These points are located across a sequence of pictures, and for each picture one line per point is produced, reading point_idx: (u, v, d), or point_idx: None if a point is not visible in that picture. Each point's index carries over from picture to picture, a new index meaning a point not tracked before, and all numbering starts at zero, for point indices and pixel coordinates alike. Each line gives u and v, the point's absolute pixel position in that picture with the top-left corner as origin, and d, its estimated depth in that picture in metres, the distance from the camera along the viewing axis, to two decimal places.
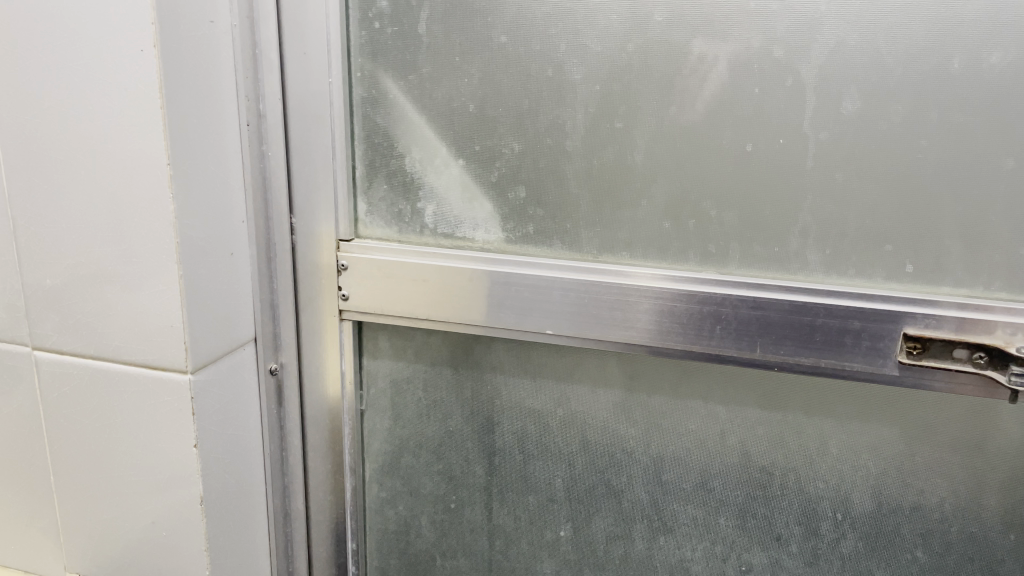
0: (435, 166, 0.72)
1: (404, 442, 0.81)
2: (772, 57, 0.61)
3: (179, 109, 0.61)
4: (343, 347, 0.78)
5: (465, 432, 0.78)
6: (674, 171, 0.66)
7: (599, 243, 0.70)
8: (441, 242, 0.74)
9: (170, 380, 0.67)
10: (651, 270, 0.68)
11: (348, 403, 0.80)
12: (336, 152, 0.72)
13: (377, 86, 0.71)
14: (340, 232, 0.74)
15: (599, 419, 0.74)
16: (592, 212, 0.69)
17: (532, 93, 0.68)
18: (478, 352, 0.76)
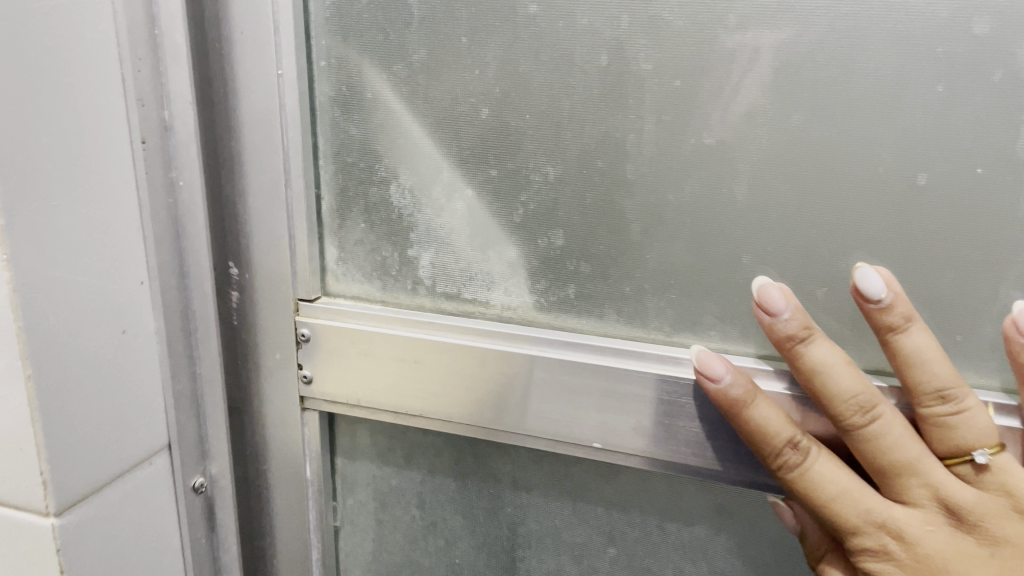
0: (433, 197, 0.49)
1: (392, 573, 0.59)
2: (968, 35, 0.38)
3: (26, 121, 0.38)
4: (308, 443, 0.55)
5: (477, 566, 0.56)
6: (794, 216, 0.43)
7: (674, 317, 0.46)
8: (442, 305, 0.51)
9: (24, 526, 0.43)
10: (753, 364, 0.45)
11: (314, 517, 0.57)
12: (289, 175, 0.50)
13: (350, 82, 0.49)
14: (296, 291, 0.52)
15: (669, 569, 0.51)
16: (665, 271, 0.46)
17: (576, 91, 0.45)
18: (493, 462, 0.53)
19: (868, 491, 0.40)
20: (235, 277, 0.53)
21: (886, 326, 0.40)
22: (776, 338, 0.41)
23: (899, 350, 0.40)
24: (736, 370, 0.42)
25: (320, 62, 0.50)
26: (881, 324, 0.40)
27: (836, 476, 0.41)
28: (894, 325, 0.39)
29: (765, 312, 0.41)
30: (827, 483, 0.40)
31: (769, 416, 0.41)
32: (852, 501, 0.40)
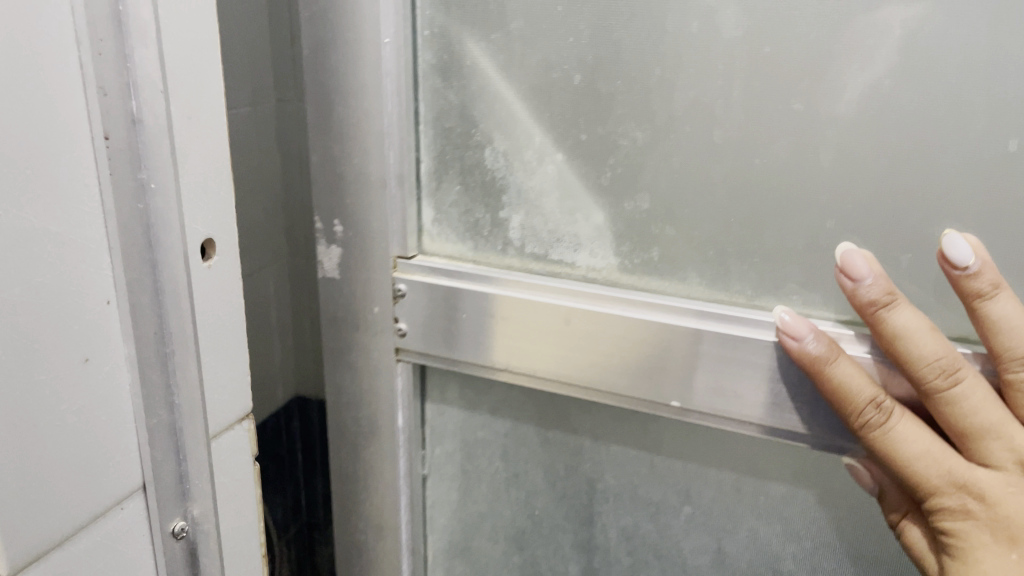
0: (525, 160, 0.52)
1: (474, 523, 0.62)
2: None
3: None
4: (404, 393, 0.59)
5: (555, 517, 0.58)
6: (882, 181, 0.43)
7: (756, 280, 0.47)
8: (530, 265, 0.54)
9: None
10: (833, 328, 0.45)
11: (405, 463, 0.60)
12: (394, 136, 0.53)
13: (452, 49, 0.52)
14: (395, 248, 0.55)
15: (743, 530, 0.52)
16: (749, 235, 0.47)
17: (665, 58, 0.46)
18: (574, 417, 0.55)
19: (948, 453, 0.41)
20: (338, 235, 0.57)
21: (974, 292, 0.40)
22: (859, 302, 0.41)
23: (985, 317, 0.40)
24: (818, 331, 0.43)
25: (423, 30, 0.52)
26: (969, 290, 0.40)
27: (917, 437, 0.41)
28: (981, 292, 0.39)
29: (848, 277, 0.41)
30: (909, 444, 0.41)
31: (850, 376, 0.42)
32: (933, 461, 0.40)
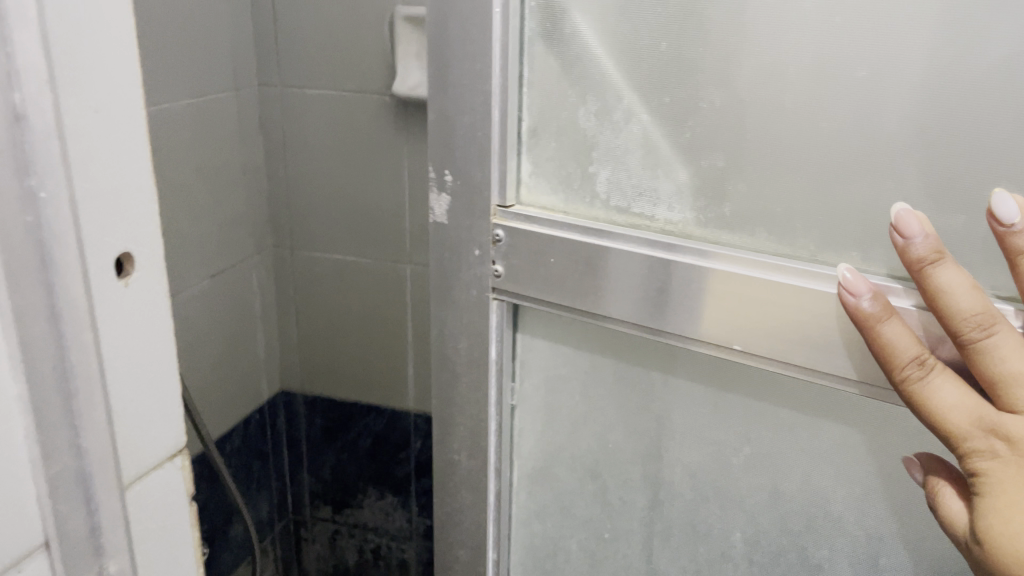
0: (613, 121, 0.57)
1: (554, 451, 0.69)
2: None
3: None
4: (496, 329, 0.65)
5: (627, 451, 0.64)
6: (940, 144, 0.45)
7: (819, 236, 0.51)
8: (614, 217, 0.59)
9: None
10: (884, 282, 0.48)
11: (494, 393, 0.67)
12: (501, 95, 0.59)
13: (556, 17, 0.58)
14: (496, 197, 0.62)
15: (795, 470, 0.56)
16: (813, 192, 0.50)
17: (743, 26, 0.50)
18: (646, 357, 0.61)
19: (981, 403, 0.43)
20: (447, 183, 0.64)
21: (1015, 249, 0.42)
22: (907, 260, 0.44)
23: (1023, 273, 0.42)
24: (875, 290, 0.46)
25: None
26: (1009, 248, 0.42)
27: (951, 388, 0.44)
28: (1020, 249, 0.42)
29: (899, 235, 0.45)
30: (942, 395, 0.44)
31: (891, 331, 0.45)
32: (964, 410, 0.44)
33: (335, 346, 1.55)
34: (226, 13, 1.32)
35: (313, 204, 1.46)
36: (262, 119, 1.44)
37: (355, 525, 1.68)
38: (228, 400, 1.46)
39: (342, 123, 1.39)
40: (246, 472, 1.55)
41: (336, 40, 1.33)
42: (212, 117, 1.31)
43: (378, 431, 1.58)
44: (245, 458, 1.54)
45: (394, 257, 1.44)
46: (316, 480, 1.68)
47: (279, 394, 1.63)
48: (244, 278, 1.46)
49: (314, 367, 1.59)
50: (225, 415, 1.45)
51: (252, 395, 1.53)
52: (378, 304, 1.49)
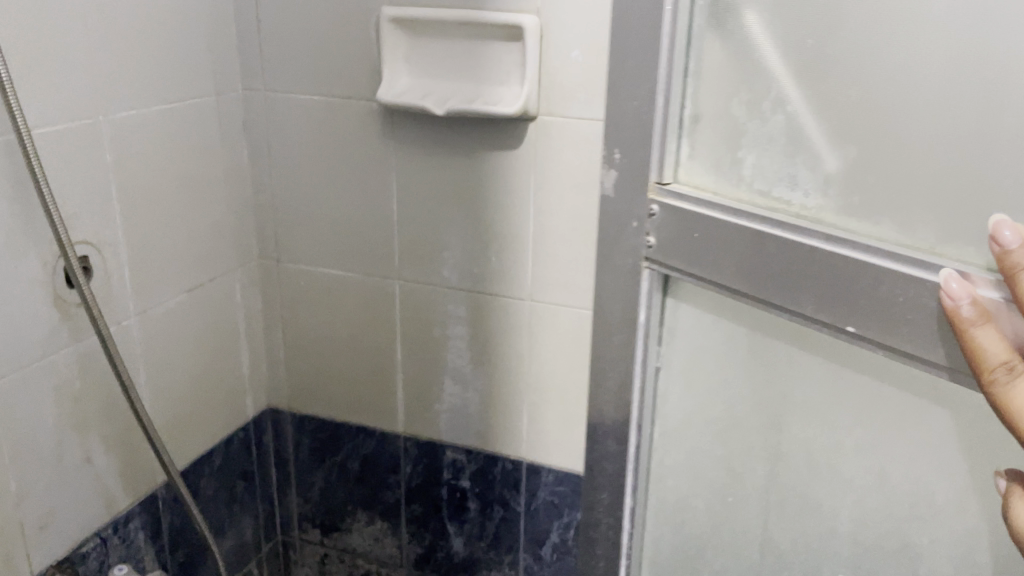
0: (763, 112, 0.63)
1: (688, 414, 0.77)
2: None
3: None
4: (646, 295, 0.73)
5: (752, 421, 0.72)
6: None
7: (939, 230, 0.53)
8: (756, 198, 0.65)
9: None
10: (983, 274, 0.50)
11: (639, 353, 0.75)
12: (666, 85, 0.66)
13: (726, 13, 0.64)
14: (654, 176, 0.69)
15: (904, 457, 0.60)
16: (936, 187, 0.53)
17: (884, 28, 0.55)
18: (777, 334, 0.66)
19: None
20: (615, 160, 0.71)
21: None
22: (1003, 266, 0.48)
23: None
24: (974, 296, 0.49)
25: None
26: None
27: None
28: None
29: (997, 243, 0.48)
30: None
31: (984, 339, 0.48)
32: None
33: (307, 353, 1.36)
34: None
35: (299, 213, 1.25)
36: (246, 128, 1.22)
37: (345, 550, 1.48)
38: (208, 409, 1.28)
39: (332, 136, 1.17)
40: (227, 497, 1.36)
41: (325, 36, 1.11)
42: (201, 109, 1.13)
43: (368, 453, 1.39)
44: (222, 483, 1.34)
45: (381, 271, 1.23)
46: (304, 501, 1.47)
47: (268, 411, 1.43)
48: (227, 290, 1.27)
49: (298, 384, 1.39)
50: (218, 427, 1.31)
51: (227, 406, 1.32)
52: (367, 326, 1.29)
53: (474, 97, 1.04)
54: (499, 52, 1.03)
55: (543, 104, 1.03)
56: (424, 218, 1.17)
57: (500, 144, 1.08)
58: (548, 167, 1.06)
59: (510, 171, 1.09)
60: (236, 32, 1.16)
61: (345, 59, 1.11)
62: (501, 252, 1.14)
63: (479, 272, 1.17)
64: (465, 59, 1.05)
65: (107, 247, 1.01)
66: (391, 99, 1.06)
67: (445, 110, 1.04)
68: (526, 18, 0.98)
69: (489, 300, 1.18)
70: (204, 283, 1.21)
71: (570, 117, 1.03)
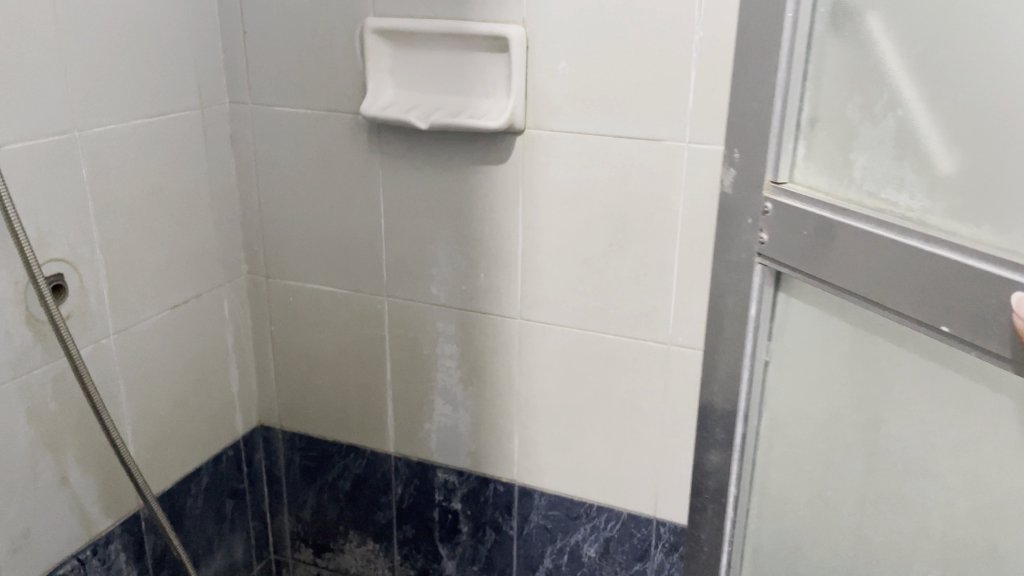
0: (875, 115, 0.64)
1: (794, 410, 0.78)
2: None
3: None
4: (757, 288, 0.76)
5: (850, 418, 0.72)
6: None
7: None
8: (865, 199, 0.65)
9: None
10: None
11: (750, 344, 0.78)
12: (784, 88, 0.69)
13: (848, 16, 0.64)
14: (770, 175, 0.72)
15: (996, 460, 0.59)
16: None
17: (984, 30, 0.54)
18: (880, 331, 0.67)
19: None
20: (735, 159, 0.76)
21: None
22: None
23: None
24: None
25: (826, 2, 0.66)
26: None
27: None
28: None
29: None
30: None
31: None
32: None
33: (297, 371, 1.33)
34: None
35: (288, 228, 1.23)
36: (232, 140, 1.20)
37: (337, 570, 1.44)
38: (191, 429, 1.25)
39: (320, 149, 1.15)
40: (217, 517, 1.33)
41: (309, 49, 1.09)
42: (187, 125, 1.12)
43: (359, 473, 1.35)
44: (210, 502, 1.31)
45: (370, 288, 1.21)
46: (295, 521, 1.44)
47: (259, 428, 1.40)
48: (215, 306, 1.24)
49: (290, 401, 1.35)
50: (206, 444, 1.28)
51: (215, 424, 1.30)
52: (357, 345, 1.26)
53: (458, 110, 1.03)
54: (485, 64, 1.01)
55: (529, 117, 1.02)
56: (411, 233, 1.14)
57: (484, 155, 1.06)
58: (536, 183, 1.05)
59: (497, 186, 1.07)
60: (223, 46, 1.15)
61: (330, 71, 1.09)
62: (492, 266, 1.11)
63: (468, 288, 1.14)
64: (449, 72, 1.04)
65: (84, 263, 0.99)
66: (373, 112, 1.05)
67: (427, 124, 1.02)
68: (511, 29, 0.97)
69: (477, 319, 1.15)
70: (191, 298, 1.19)
71: (557, 129, 1.01)
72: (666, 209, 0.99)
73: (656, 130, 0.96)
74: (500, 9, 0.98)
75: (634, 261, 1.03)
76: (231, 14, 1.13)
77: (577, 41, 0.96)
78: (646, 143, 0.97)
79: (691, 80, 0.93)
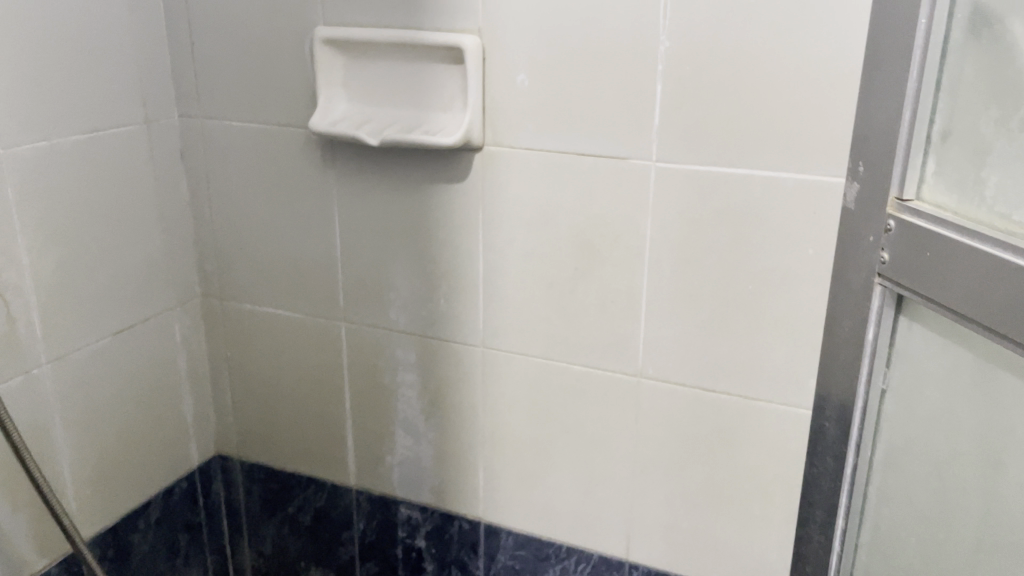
0: (1013, 128, 0.58)
1: (909, 440, 0.73)
2: None
3: None
4: (876, 310, 0.73)
5: (974, 452, 0.66)
6: None
7: None
8: (997, 223, 0.59)
9: None
10: None
11: (865, 372, 0.75)
12: (914, 98, 0.66)
13: (987, 24, 0.60)
14: (894, 191, 0.68)
15: None
16: None
17: None
18: (1002, 360, 0.61)
19: None
20: (858, 173, 0.75)
21: None
22: None
23: None
24: None
25: (965, 9, 0.62)
26: None
27: None
28: None
29: None
30: None
31: None
32: None
33: (255, 399, 1.26)
34: (124, 10, 1.03)
35: (241, 248, 1.16)
36: (183, 156, 1.15)
37: None
38: (141, 461, 1.18)
39: (270, 164, 1.09)
40: (170, 553, 1.26)
41: (259, 62, 1.04)
42: (132, 142, 1.07)
43: (320, 506, 1.28)
44: (161, 538, 1.24)
45: (328, 312, 1.14)
46: (257, 555, 1.36)
47: (217, 458, 1.33)
48: (165, 332, 1.18)
49: (250, 431, 1.29)
50: (156, 477, 1.22)
51: (169, 455, 1.23)
52: (315, 372, 1.19)
53: (413, 126, 0.97)
54: (441, 76, 0.96)
55: (488, 134, 0.96)
56: (367, 254, 1.08)
57: (442, 174, 0.99)
58: (497, 203, 0.98)
59: (457, 206, 1.00)
60: (173, 60, 1.10)
61: (281, 84, 1.04)
62: (452, 290, 1.05)
63: (428, 314, 1.07)
64: (404, 85, 0.98)
65: (10, 289, 0.95)
66: (323, 127, 0.99)
67: (378, 140, 0.96)
68: (465, 38, 0.91)
69: (438, 346, 1.08)
70: (138, 322, 1.13)
71: (518, 146, 0.95)
72: (635, 231, 0.92)
73: (621, 147, 0.89)
74: (453, 18, 0.92)
75: (600, 286, 0.96)
76: (180, 26, 1.08)
77: (536, 52, 0.90)
78: (611, 161, 0.90)
79: (658, 93, 0.86)
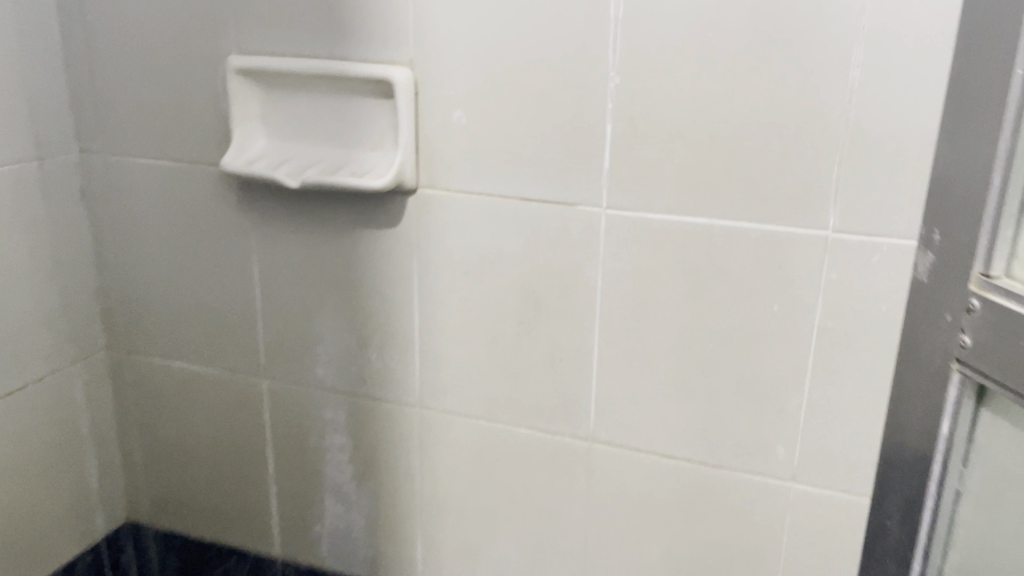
0: None
1: (993, 545, 0.67)
2: None
3: None
4: (953, 399, 0.64)
5: None
6: None
7: None
8: None
9: None
10: None
11: (938, 470, 0.67)
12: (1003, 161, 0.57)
13: None
14: (980, 265, 0.60)
15: None
16: None
17: None
18: None
19: None
20: (935, 242, 0.65)
21: None
22: None
23: None
24: None
25: None
26: None
27: None
28: None
29: None
30: None
31: None
32: None
33: (168, 462, 1.14)
34: (12, 34, 0.91)
35: (150, 297, 1.05)
36: (82, 196, 1.03)
37: None
38: (34, 536, 1.05)
39: (181, 206, 0.98)
40: None
41: (169, 94, 0.94)
42: (23, 180, 0.95)
43: None
44: None
45: (248, 367, 1.03)
46: None
47: (126, 525, 1.20)
48: (64, 390, 1.06)
49: (163, 496, 1.16)
50: (53, 553, 1.08)
51: (69, 527, 1.10)
52: (234, 434, 1.08)
53: (339, 165, 0.88)
54: (369, 112, 0.87)
55: (422, 175, 0.87)
56: (290, 306, 0.98)
57: (371, 220, 0.90)
58: (432, 252, 0.89)
59: (389, 254, 0.91)
60: (71, 89, 0.99)
61: (191, 119, 0.94)
62: (385, 345, 0.95)
63: (359, 371, 0.98)
64: (329, 121, 0.89)
65: None
66: (237, 166, 0.89)
67: (299, 182, 0.87)
68: (395, 71, 0.82)
69: (371, 405, 0.99)
70: (31, 382, 1.01)
71: (455, 189, 0.86)
72: (583, 283, 0.84)
73: (567, 191, 0.82)
74: (382, 49, 0.84)
75: (547, 342, 0.88)
76: (79, 52, 0.97)
77: (474, 87, 0.82)
78: (557, 207, 0.82)
79: (607, 135, 0.78)
